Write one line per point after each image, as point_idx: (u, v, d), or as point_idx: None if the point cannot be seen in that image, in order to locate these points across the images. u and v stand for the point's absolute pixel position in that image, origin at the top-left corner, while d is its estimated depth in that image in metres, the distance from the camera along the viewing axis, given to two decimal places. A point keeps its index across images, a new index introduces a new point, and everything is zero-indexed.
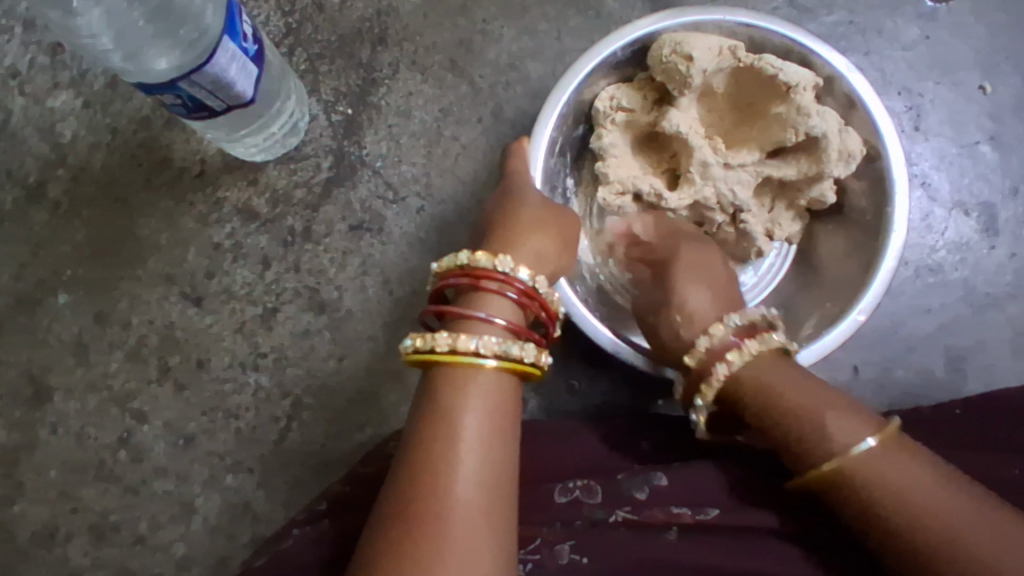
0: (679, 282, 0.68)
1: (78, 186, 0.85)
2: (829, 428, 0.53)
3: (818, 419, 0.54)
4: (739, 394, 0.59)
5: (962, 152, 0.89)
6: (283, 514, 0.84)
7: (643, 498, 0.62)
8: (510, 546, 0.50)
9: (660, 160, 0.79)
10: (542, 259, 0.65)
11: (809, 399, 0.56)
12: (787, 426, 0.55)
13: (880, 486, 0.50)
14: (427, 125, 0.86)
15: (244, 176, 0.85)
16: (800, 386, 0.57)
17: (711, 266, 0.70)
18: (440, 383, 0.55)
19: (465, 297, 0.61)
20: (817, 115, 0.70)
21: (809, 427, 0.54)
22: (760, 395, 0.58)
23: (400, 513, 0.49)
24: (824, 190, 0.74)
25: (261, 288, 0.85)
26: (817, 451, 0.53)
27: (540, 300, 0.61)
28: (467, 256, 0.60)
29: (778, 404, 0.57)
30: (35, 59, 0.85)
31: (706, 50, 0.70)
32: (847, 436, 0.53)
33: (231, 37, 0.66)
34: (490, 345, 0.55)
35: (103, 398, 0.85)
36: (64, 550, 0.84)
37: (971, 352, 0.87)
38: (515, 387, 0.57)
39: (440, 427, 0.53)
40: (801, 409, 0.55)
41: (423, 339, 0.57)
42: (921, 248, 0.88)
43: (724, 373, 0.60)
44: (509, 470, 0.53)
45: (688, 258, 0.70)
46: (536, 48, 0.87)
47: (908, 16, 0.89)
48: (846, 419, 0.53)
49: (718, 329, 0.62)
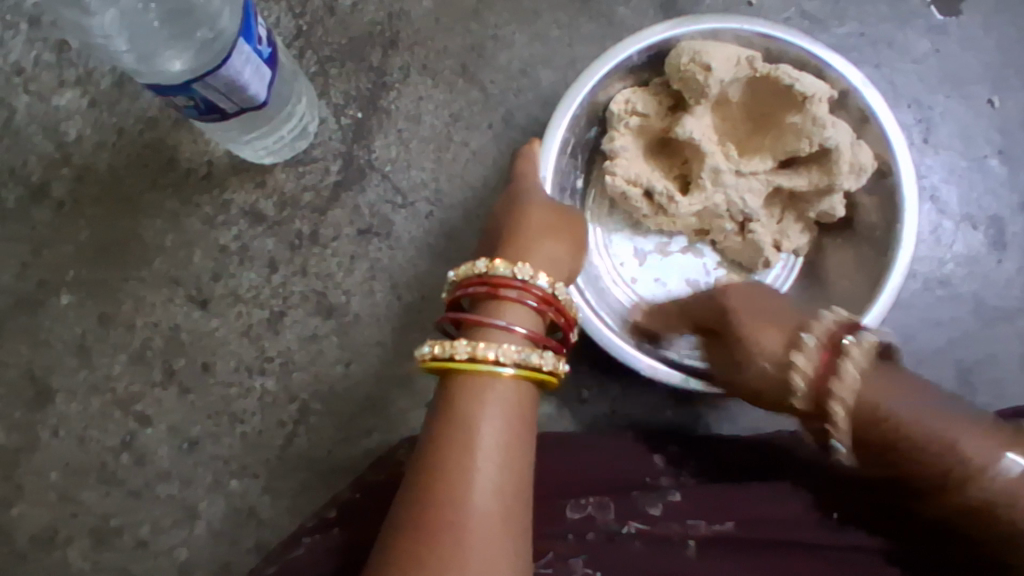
0: (743, 323, 0.59)
1: (84, 185, 0.85)
2: (962, 450, 0.47)
3: (954, 447, 0.47)
4: (862, 436, 0.50)
5: (971, 166, 0.89)
6: (289, 520, 0.83)
7: (658, 512, 0.61)
8: (524, 555, 0.50)
9: (671, 165, 0.79)
10: (557, 264, 0.65)
11: (937, 420, 0.49)
12: (918, 450, 0.48)
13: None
14: (437, 129, 0.86)
15: (252, 178, 0.85)
16: (921, 406, 0.49)
17: (766, 296, 0.61)
18: (456, 391, 0.54)
19: (483, 305, 0.60)
20: (832, 126, 0.70)
21: (935, 455, 0.48)
22: (880, 428, 0.49)
23: (414, 519, 0.49)
24: (834, 204, 0.74)
25: (269, 291, 0.84)
26: (959, 474, 0.47)
27: (558, 306, 0.61)
28: (484, 264, 0.59)
29: (894, 431, 0.49)
30: (40, 56, 0.84)
31: (724, 60, 0.71)
32: (984, 454, 0.47)
33: (247, 40, 0.65)
34: (509, 353, 0.54)
35: (106, 401, 0.84)
36: (64, 553, 0.83)
37: (977, 365, 0.87)
38: (534, 397, 0.57)
39: (455, 433, 0.52)
40: (937, 432, 0.48)
41: (440, 346, 0.56)
42: (930, 261, 0.89)
43: (841, 410, 0.50)
44: (526, 478, 0.53)
45: (740, 296, 0.62)
46: (548, 54, 0.87)
47: (919, 29, 0.90)
48: (982, 437, 0.47)
49: (802, 356, 0.53)
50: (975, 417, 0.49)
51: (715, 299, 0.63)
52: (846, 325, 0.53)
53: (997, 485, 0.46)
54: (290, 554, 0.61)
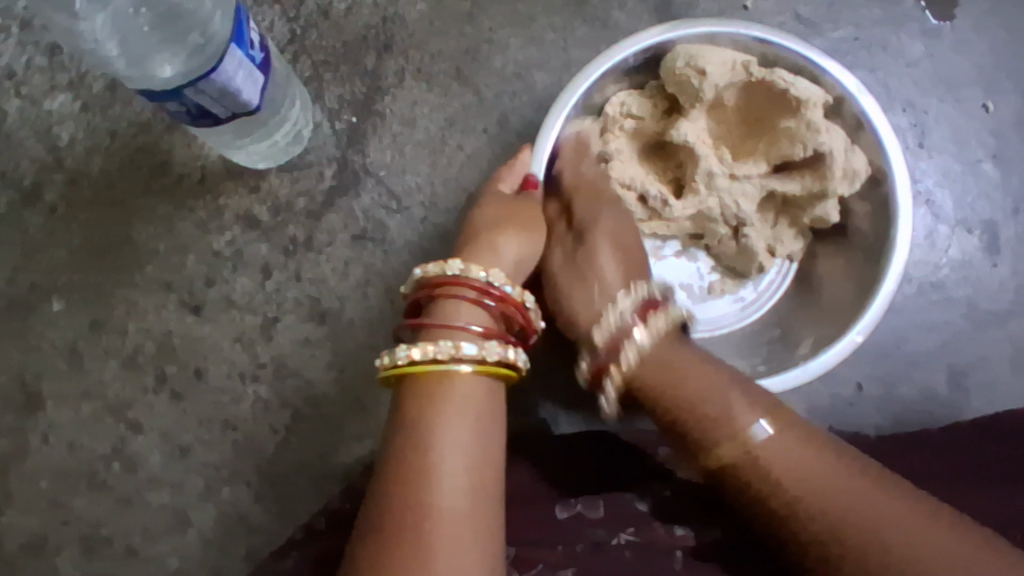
0: (597, 254, 0.70)
1: (75, 189, 0.84)
2: (726, 414, 0.56)
3: (721, 407, 0.56)
4: (636, 383, 0.62)
5: (965, 170, 0.89)
6: (281, 527, 0.82)
7: (645, 509, 0.61)
8: (496, 556, 0.50)
9: (665, 168, 0.78)
10: (512, 264, 0.66)
11: (713, 390, 0.58)
12: (687, 413, 0.58)
13: (781, 467, 0.52)
14: (431, 133, 0.86)
15: (245, 183, 0.84)
16: (699, 370, 0.60)
17: (624, 259, 0.70)
18: (412, 395, 0.54)
19: (431, 308, 0.60)
20: (826, 132, 0.70)
21: (698, 420, 0.57)
22: (662, 391, 0.60)
23: (380, 528, 0.48)
24: (828, 210, 0.74)
25: (262, 297, 0.83)
26: (716, 436, 0.55)
27: (500, 294, 0.59)
28: (419, 270, 0.60)
29: (664, 393, 0.59)
30: (32, 60, 0.84)
31: (719, 65, 0.70)
32: (744, 416, 0.55)
33: (239, 45, 0.64)
34: (446, 349, 0.54)
35: (98, 407, 0.83)
36: (54, 561, 0.82)
37: (972, 369, 0.87)
38: (492, 391, 0.56)
39: (414, 436, 0.52)
40: (709, 399, 0.57)
41: (387, 355, 0.56)
42: (925, 265, 0.89)
43: (631, 360, 0.62)
44: (493, 478, 0.52)
45: (608, 238, 0.70)
46: (543, 58, 0.87)
47: (913, 33, 0.90)
48: (748, 407, 0.56)
49: (614, 311, 0.64)
50: (749, 386, 0.58)
51: (581, 229, 0.71)
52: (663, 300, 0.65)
53: (754, 443, 0.54)
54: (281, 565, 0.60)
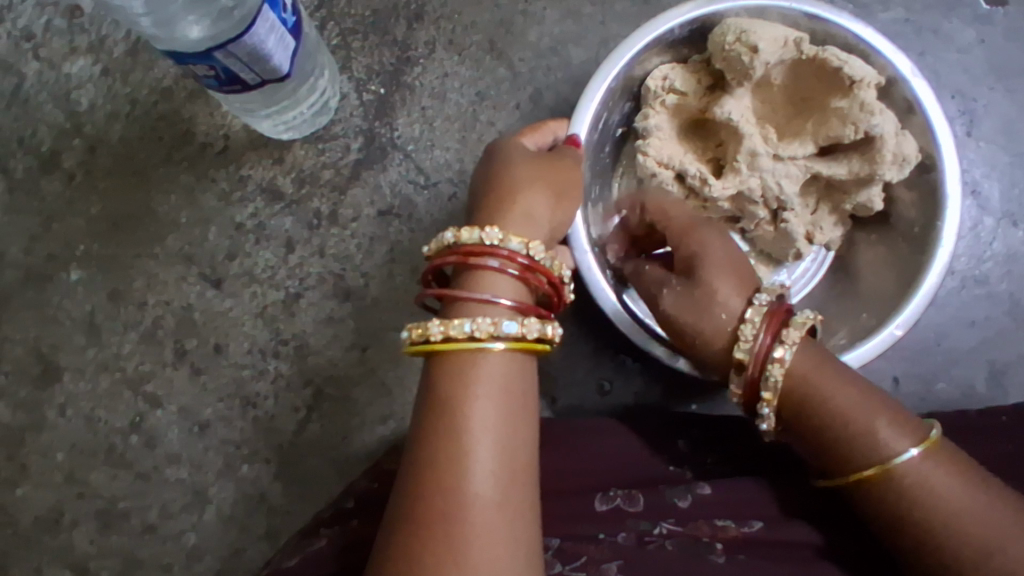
0: (712, 281, 0.56)
1: (95, 156, 0.82)
2: (876, 439, 0.52)
3: (861, 426, 0.52)
4: (788, 402, 0.54)
5: (1014, 162, 0.86)
6: (300, 509, 0.81)
7: (686, 506, 0.59)
8: (532, 538, 0.48)
9: (705, 148, 0.75)
10: (557, 229, 0.60)
11: (858, 405, 0.53)
12: (831, 433, 0.53)
13: (931, 493, 0.50)
14: (462, 108, 0.83)
15: (269, 154, 0.82)
16: (844, 388, 0.54)
17: (850, 393, 0.53)
18: (438, 375, 0.51)
19: (461, 277, 0.54)
20: (879, 113, 0.66)
21: (964, 549, 0.48)
22: (806, 394, 0.54)
23: (411, 517, 0.47)
24: (872, 196, 0.71)
25: (285, 272, 0.81)
26: (868, 460, 0.52)
27: (535, 267, 0.54)
28: (452, 234, 0.54)
29: (925, 524, 0.50)
30: (51, 21, 0.81)
31: (771, 41, 0.67)
32: (893, 442, 0.51)
33: (272, 7, 0.62)
34: (483, 327, 0.50)
35: (116, 380, 0.81)
36: (69, 536, 0.81)
37: (1012, 368, 0.85)
38: (527, 368, 0.53)
39: (445, 419, 0.49)
40: (981, 526, 0.48)
41: (418, 329, 0.52)
42: (969, 258, 0.86)
43: (780, 375, 0.54)
44: (526, 462, 0.50)
45: (718, 249, 0.58)
46: (580, 32, 0.84)
47: (965, 17, 0.86)
48: (895, 427, 0.52)
49: (747, 328, 0.54)
50: (897, 407, 0.54)
51: (681, 241, 0.60)
52: (785, 305, 0.55)
53: (898, 469, 0.51)
54: (310, 548, 0.58)
